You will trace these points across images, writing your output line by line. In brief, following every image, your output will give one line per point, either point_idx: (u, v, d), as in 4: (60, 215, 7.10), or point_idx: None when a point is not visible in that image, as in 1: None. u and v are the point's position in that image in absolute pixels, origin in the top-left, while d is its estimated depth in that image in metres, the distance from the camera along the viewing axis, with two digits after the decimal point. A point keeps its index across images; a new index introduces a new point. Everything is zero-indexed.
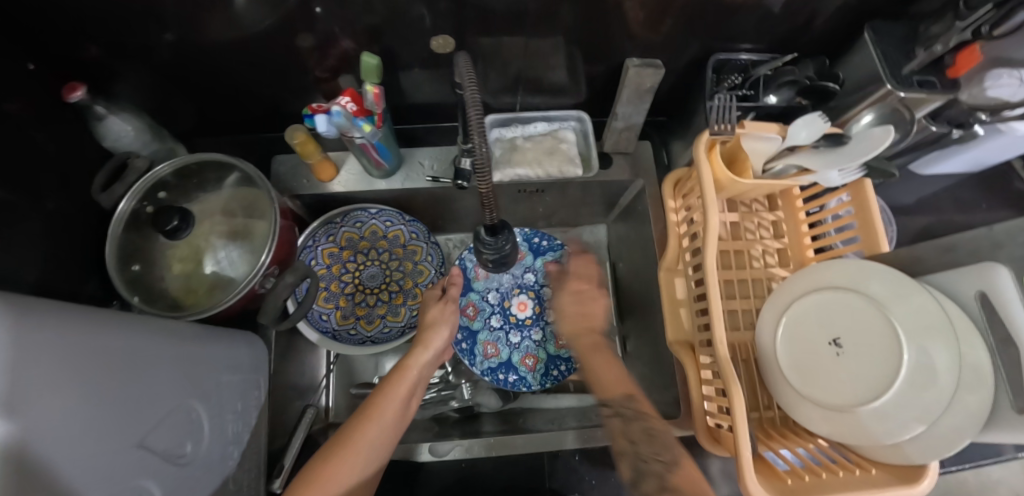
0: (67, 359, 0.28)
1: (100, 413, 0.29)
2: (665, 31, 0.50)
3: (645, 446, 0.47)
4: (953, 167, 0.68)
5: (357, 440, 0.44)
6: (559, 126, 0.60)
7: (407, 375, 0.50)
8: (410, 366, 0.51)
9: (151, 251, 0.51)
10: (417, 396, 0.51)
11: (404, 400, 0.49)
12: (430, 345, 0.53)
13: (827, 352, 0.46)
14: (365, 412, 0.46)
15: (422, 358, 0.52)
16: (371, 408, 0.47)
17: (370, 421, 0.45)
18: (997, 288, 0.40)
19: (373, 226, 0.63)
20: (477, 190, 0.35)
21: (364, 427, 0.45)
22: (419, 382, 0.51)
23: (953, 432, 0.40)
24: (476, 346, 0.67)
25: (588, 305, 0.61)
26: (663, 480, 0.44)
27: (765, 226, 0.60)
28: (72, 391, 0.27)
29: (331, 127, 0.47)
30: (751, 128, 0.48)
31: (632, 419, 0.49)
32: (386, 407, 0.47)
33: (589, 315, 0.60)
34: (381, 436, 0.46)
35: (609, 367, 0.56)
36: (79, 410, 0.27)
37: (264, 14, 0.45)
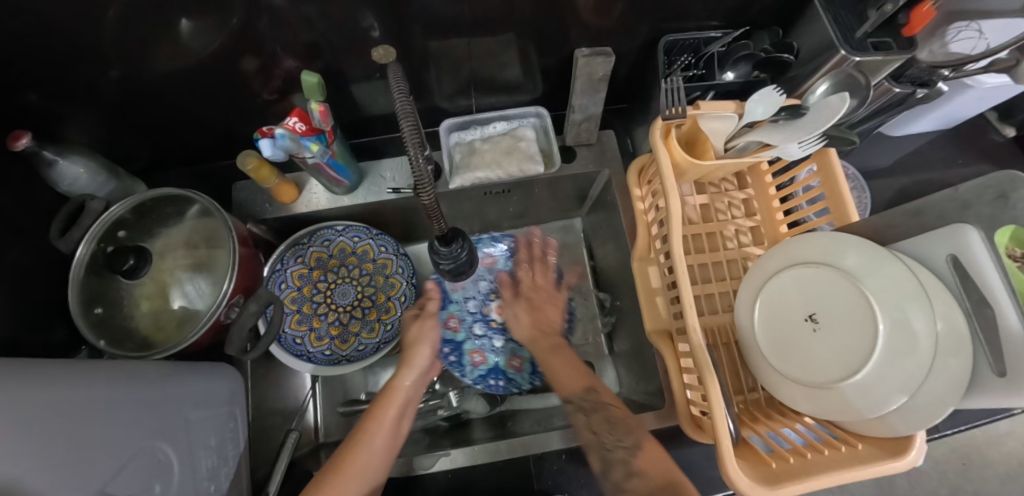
0: (30, 413, 0.28)
1: (70, 462, 0.30)
2: (612, 18, 0.48)
3: (606, 433, 0.49)
4: (925, 126, 0.67)
5: (348, 462, 0.44)
6: (517, 124, 0.59)
7: (394, 396, 0.50)
8: (398, 387, 0.51)
9: (116, 292, 0.50)
10: (409, 415, 0.51)
11: (395, 424, 0.49)
12: (414, 363, 0.53)
13: (802, 329, 0.45)
14: (356, 437, 0.46)
15: (410, 379, 0.52)
16: (360, 435, 0.47)
17: (359, 444, 0.46)
18: (968, 250, 0.39)
19: (342, 243, 0.61)
20: (420, 203, 0.33)
21: (354, 454, 0.45)
22: (409, 402, 0.51)
23: (933, 400, 0.39)
24: (464, 356, 0.66)
25: (542, 308, 0.62)
26: (628, 467, 0.46)
27: (736, 205, 0.59)
28: (34, 446, 0.27)
29: (276, 150, 0.48)
30: (706, 108, 0.47)
31: (590, 411, 0.51)
32: (376, 431, 0.47)
33: (545, 320, 0.61)
34: (373, 460, 0.45)
35: (568, 364, 0.56)
36: (46, 462, 0.28)
37: (202, 42, 0.45)
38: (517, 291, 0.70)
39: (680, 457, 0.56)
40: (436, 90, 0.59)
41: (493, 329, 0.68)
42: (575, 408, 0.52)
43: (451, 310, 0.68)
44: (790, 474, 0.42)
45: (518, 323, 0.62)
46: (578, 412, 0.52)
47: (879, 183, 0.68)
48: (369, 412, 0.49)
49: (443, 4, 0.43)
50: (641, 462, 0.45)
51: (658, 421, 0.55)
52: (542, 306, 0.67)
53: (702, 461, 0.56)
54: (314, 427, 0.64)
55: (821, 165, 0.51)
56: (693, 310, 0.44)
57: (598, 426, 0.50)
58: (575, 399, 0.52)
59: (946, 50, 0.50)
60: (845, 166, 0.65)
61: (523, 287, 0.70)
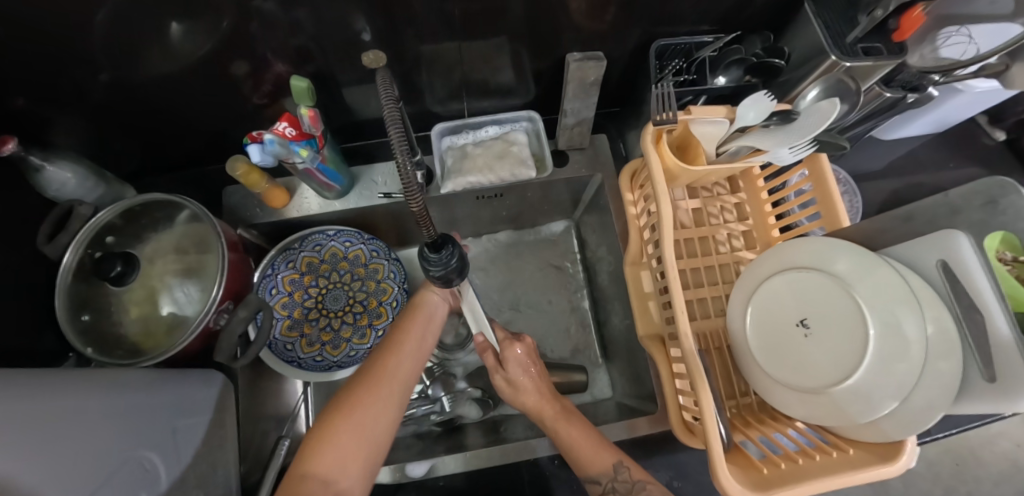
0: (16, 422, 0.28)
1: (61, 470, 0.30)
2: (604, 22, 0.48)
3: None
4: (916, 129, 0.67)
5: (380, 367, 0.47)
6: (510, 128, 0.59)
7: (420, 311, 0.54)
8: (423, 304, 0.54)
9: (104, 298, 0.49)
10: (433, 331, 0.54)
11: (413, 356, 0.50)
12: (430, 301, 0.55)
13: (795, 334, 0.45)
14: (387, 346, 0.50)
15: (433, 300, 0.55)
16: (391, 342, 0.50)
17: (379, 373, 0.46)
18: (956, 256, 0.39)
19: (333, 248, 0.61)
20: (408, 209, 0.33)
21: (371, 381, 0.45)
22: (435, 319, 0.55)
23: (924, 405, 0.39)
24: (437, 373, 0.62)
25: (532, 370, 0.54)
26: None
27: (728, 209, 0.59)
28: (20, 456, 0.27)
29: (266, 156, 0.46)
30: (697, 113, 0.47)
31: (626, 494, 0.44)
32: (405, 342, 0.50)
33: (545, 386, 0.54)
34: (388, 391, 0.46)
35: (586, 434, 0.49)
36: (36, 470, 0.28)
37: (191, 45, 0.44)
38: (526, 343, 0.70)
39: (673, 461, 0.56)
40: (429, 94, 0.58)
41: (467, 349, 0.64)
42: (605, 494, 0.45)
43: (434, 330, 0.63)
44: (783, 479, 0.42)
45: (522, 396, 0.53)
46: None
47: (871, 186, 0.68)
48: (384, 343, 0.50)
49: (434, 9, 0.43)
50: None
51: (651, 425, 0.55)
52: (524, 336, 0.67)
53: (696, 466, 0.56)
54: (305, 432, 0.63)
55: (812, 170, 0.51)
56: (684, 316, 0.44)
57: None
58: (608, 479, 0.45)
59: (936, 55, 0.50)
60: (837, 169, 0.65)
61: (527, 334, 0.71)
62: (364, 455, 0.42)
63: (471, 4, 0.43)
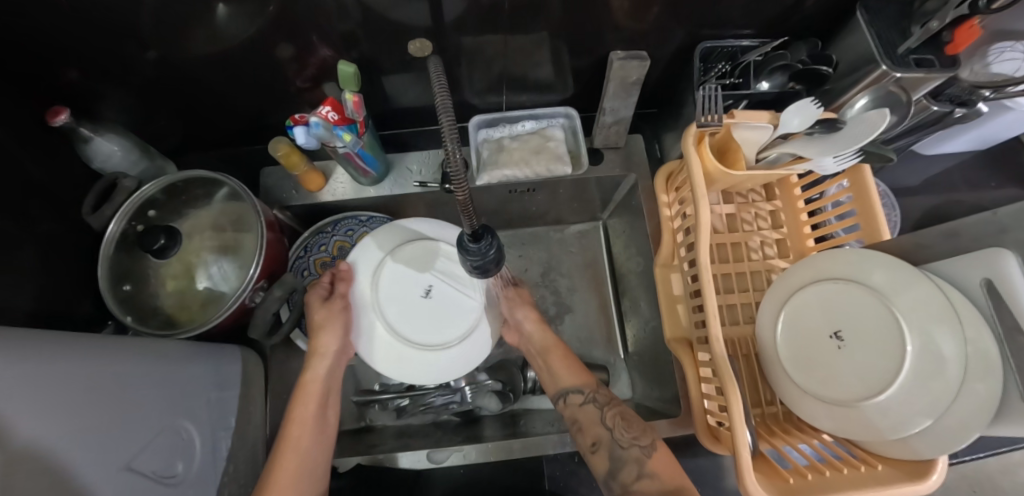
0: (58, 387, 0.29)
1: (101, 436, 0.30)
2: (649, 21, 0.48)
3: (621, 428, 0.48)
4: (958, 145, 0.66)
5: (280, 466, 0.44)
6: (546, 124, 0.58)
7: (309, 388, 0.49)
8: (312, 378, 0.49)
9: (143, 270, 0.51)
10: (332, 400, 0.51)
11: (313, 438, 0.46)
12: (320, 353, 0.49)
13: (828, 346, 0.45)
14: (280, 442, 0.45)
15: (320, 368, 0.50)
16: (285, 437, 0.46)
17: (286, 450, 0.44)
18: (1003, 274, 0.38)
19: (365, 233, 0.60)
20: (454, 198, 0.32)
21: (281, 462, 0.44)
22: (329, 390, 0.50)
23: (960, 425, 0.38)
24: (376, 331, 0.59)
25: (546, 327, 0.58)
26: (641, 466, 0.45)
27: (763, 217, 0.58)
28: (61, 419, 0.28)
29: (310, 138, 0.48)
30: (742, 118, 0.46)
31: (605, 406, 0.50)
32: (297, 432, 0.46)
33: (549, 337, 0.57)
34: (307, 450, 0.45)
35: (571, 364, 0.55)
36: (75, 432, 0.28)
37: (241, 26, 0.45)
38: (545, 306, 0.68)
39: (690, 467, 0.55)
40: (466, 85, 0.59)
41: None
42: (585, 403, 0.51)
43: None
44: (804, 487, 0.42)
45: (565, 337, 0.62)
46: (585, 406, 0.51)
47: (908, 201, 0.67)
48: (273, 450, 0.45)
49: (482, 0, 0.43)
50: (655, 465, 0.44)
51: (673, 428, 0.55)
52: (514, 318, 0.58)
53: (715, 472, 0.55)
54: None
55: (853, 181, 0.50)
56: (717, 320, 0.43)
57: (613, 419, 0.49)
58: (592, 392, 0.52)
59: (988, 70, 0.48)
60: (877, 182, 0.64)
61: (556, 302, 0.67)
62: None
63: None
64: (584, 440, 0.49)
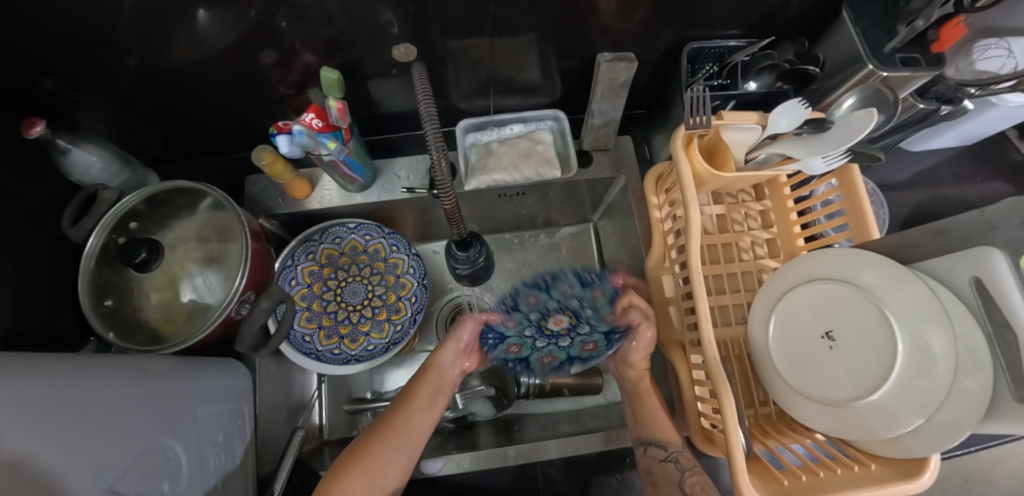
0: (38, 409, 0.28)
1: (85, 458, 0.30)
2: (636, 22, 0.48)
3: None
4: (945, 142, 0.66)
5: (390, 427, 0.50)
6: (535, 127, 0.57)
7: (431, 373, 0.56)
8: (435, 365, 0.56)
9: (126, 284, 0.49)
10: (444, 392, 0.56)
11: (422, 417, 0.52)
12: (452, 344, 0.58)
13: (820, 346, 0.45)
14: (396, 406, 0.53)
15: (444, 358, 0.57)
16: (402, 403, 0.53)
17: (402, 413, 0.51)
18: (992, 272, 0.38)
19: (353, 241, 0.60)
20: (441, 205, 0.34)
21: (394, 423, 0.50)
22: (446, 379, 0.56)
23: (949, 422, 0.38)
24: (500, 343, 0.59)
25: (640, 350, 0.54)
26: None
27: (753, 217, 0.57)
28: (42, 442, 0.27)
29: (294, 146, 0.47)
30: (730, 119, 0.46)
31: (687, 469, 0.48)
32: (414, 404, 0.53)
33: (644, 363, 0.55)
34: (414, 429, 0.51)
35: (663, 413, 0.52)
36: (58, 455, 0.28)
37: (221, 32, 0.44)
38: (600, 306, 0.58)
39: None
40: (454, 89, 0.58)
41: (543, 336, 0.58)
42: (665, 461, 0.49)
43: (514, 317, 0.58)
44: (799, 488, 0.42)
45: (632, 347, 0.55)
46: (665, 463, 0.49)
47: (895, 197, 0.67)
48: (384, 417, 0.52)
49: (467, 4, 0.43)
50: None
51: None
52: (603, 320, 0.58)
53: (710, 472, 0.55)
54: (319, 423, 0.64)
55: (842, 180, 0.50)
56: (709, 323, 0.43)
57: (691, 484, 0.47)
58: (676, 450, 0.49)
59: (974, 68, 0.49)
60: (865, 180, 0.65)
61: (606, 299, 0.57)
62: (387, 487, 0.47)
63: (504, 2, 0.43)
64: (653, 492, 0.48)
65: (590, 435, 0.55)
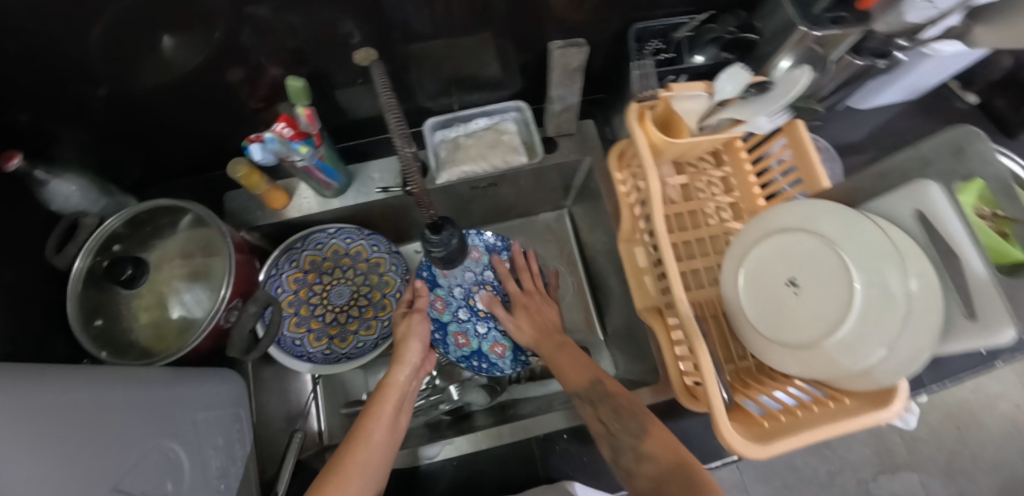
0: (37, 413, 0.29)
1: (86, 461, 0.30)
2: (582, 10, 0.50)
3: (616, 424, 0.47)
4: (892, 96, 0.68)
5: (347, 463, 0.43)
6: (499, 119, 0.59)
7: (388, 393, 0.49)
8: (393, 384, 0.50)
9: (115, 305, 0.51)
10: (406, 411, 0.50)
11: (384, 443, 0.46)
12: (406, 359, 0.52)
13: (785, 294, 0.46)
14: (353, 437, 0.45)
15: (401, 375, 0.51)
16: (359, 432, 0.45)
17: (359, 443, 0.44)
18: (930, 204, 0.41)
19: (335, 246, 0.61)
20: (408, 191, 0.36)
21: (349, 456, 0.43)
22: (405, 398, 0.51)
23: (913, 351, 0.41)
24: (448, 337, 0.65)
25: (537, 315, 0.64)
26: (637, 452, 0.45)
27: (715, 182, 0.60)
28: (42, 445, 0.28)
29: (266, 153, 0.48)
30: (677, 90, 0.49)
31: (597, 403, 0.50)
32: (374, 431, 0.46)
33: (545, 322, 0.63)
34: (374, 459, 0.44)
35: (575, 361, 0.55)
36: (59, 458, 0.28)
37: (186, 55, 0.46)
38: (522, 290, 0.68)
39: (676, 430, 0.56)
40: (418, 91, 0.60)
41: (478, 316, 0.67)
42: (586, 406, 0.50)
43: (438, 292, 0.66)
44: (784, 429, 0.43)
45: (520, 332, 0.63)
46: (586, 408, 0.51)
47: (851, 155, 0.71)
48: (341, 448, 0.44)
49: (419, 6, 0.45)
50: (649, 447, 0.44)
51: (655, 396, 0.55)
52: (524, 298, 0.68)
53: (700, 432, 0.57)
54: (317, 430, 0.63)
55: (791, 137, 0.52)
56: (679, 281, 0.45)
57: (605, 416, 0.49)
58: (575, 387, 0.53)
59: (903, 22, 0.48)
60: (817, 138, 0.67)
61: (532, 289, 0.69)
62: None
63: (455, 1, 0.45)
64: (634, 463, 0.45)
65: None
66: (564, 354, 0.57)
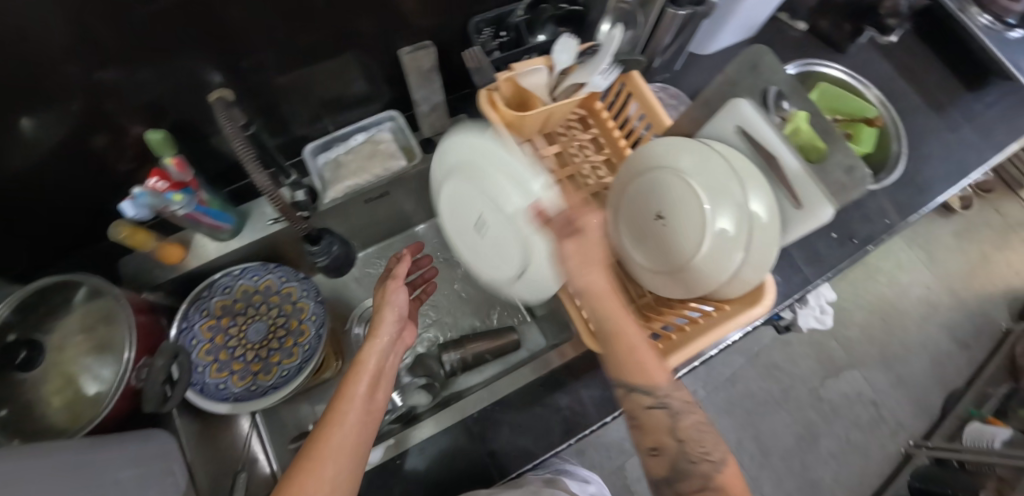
0: None
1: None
2: (420, 16, 0.54)
3: (694, 441, 0.40)
4: (731, 38, 0.74)
5: (320, 447, 0.37)
6: (374, 131, 0.62)
7: (362, 369, 0.43)
8: (366, 359, 0.44)
9: (19, 394, 0.49)
10: (385, 385, 0.44)
11: (362, 426, 0.40)
12: (382, 332, 0.46)
13: (656, 228, 0.51)
14: (325, 420, 0.39)
15: (373, 353, 0.44)
16: (331, 415, 0.39)
17: (333, 424, 0.38)
18: (746, 118, 0.47)
19: (243, 286, 0.61)
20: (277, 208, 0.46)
21: (320, 444, 0.37)
22: (383, 372, 0.45)
23: (763, 250, 0.45)
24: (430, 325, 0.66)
25: (589, 246, 0.38)
26: (707, 482, 0.39)
27: (586, 145, 0.63)
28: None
29: (140, 209, 0.49)
30: (521, 67, 0.51)
31: (679, 414, 0.40)
32: (347, 411, 0.39)
33: (600, 250, 0.39)
34: (347, 441, 0.38)
35: (640, 342, 0.40)
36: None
37: (48, 132, 0.46)
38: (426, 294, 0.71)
39: (600, 377, 0.60)
40: (293, 121, 0.63)
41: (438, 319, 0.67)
42: (653, 407, 0.40)
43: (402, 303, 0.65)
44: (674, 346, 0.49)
45: (570, 274, 0.39)
46: (653, 410, 0.40)
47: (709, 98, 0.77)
48: (309, 439, 0.38)
49: (262, 40, 0.47)
50: (727, 477, 0.39)
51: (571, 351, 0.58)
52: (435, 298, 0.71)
53: None
54: (269, 471, 0.59)
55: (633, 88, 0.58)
56: None
57: (684, 432, 0.40)
58: (666, 394, 0.40)
59: None
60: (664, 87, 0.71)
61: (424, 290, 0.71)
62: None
63: (292, 31, 0.48)
64: (643, 442, 0.42)
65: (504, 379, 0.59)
66: (620, 345, 0.39)
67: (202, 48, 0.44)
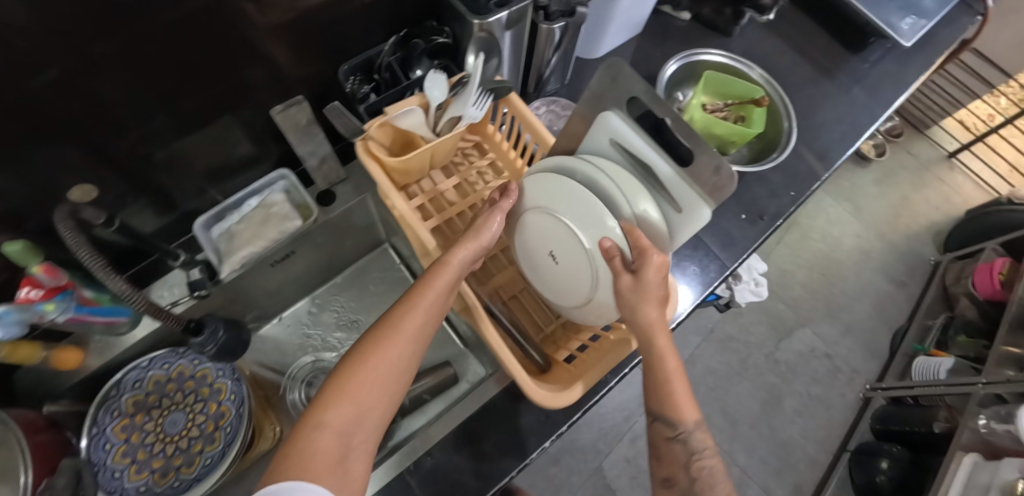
0: None
1: None
2: (283, 72, 0.53)
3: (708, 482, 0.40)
4: (615, 38, 0.75)
5: (394, 323, 0.40)
6: (265, 193, 0.60)
7: (442, 271, 0.43)
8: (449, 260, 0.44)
9: None
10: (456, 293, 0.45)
11: (426, 329, 0.41)
12: (473, 244, 0.45)
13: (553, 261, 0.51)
14: (404, 302, 0.42)
15: (465, 252, 0.45)
16: (409, 298, 0.42)
17: (409, 307, 0.41)
18: (616, 131, 0.46)
19: (155, 377, 0.58)
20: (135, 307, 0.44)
21: (400, 319, 0.40)
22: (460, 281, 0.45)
23: None
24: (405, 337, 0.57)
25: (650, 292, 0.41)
26: None
27: (484, 171, 0.63)
28: None
29: (10, 326, 0.44)
30: (391, 111, 0.49)
31: (697, 454, 0.41)
32: (424, 301, 0.41)
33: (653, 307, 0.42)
34: (413, 328, 0.41)
35: (674, 385, 0.41)
36: None
37: None
38: None
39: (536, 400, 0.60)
40: (178, 196, 0.60)
41: None
42: (672, 440, 0.41)
43: None
44: (582, 370, 0.49)
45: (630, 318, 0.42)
46: (670, 442, 0.41)
47: None
48: (390, 316, 0.41)
49: (119, 124, 0.45)
50: None
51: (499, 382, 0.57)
52: None
53: None
54: None
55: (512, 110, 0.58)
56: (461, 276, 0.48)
57: (697, 469, 0.41)
58: (687, 431, 0.41)
59: None
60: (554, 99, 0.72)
61: None
62: (373, 417, 0.37)
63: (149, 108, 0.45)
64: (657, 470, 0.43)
65: (438, 423, 0.57)
66: (653, 379, 0.43)
67: (54, 147, 0.42)
